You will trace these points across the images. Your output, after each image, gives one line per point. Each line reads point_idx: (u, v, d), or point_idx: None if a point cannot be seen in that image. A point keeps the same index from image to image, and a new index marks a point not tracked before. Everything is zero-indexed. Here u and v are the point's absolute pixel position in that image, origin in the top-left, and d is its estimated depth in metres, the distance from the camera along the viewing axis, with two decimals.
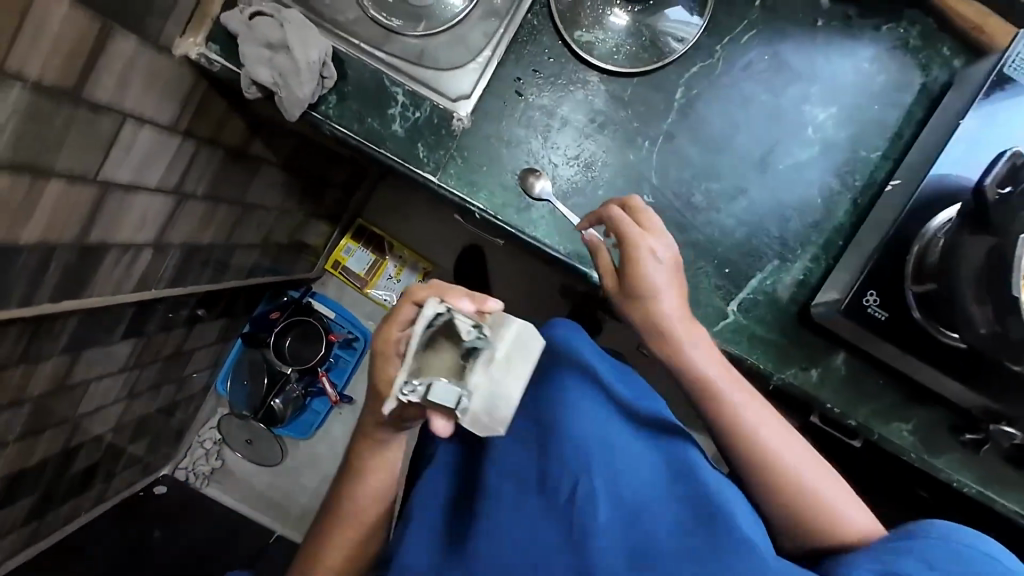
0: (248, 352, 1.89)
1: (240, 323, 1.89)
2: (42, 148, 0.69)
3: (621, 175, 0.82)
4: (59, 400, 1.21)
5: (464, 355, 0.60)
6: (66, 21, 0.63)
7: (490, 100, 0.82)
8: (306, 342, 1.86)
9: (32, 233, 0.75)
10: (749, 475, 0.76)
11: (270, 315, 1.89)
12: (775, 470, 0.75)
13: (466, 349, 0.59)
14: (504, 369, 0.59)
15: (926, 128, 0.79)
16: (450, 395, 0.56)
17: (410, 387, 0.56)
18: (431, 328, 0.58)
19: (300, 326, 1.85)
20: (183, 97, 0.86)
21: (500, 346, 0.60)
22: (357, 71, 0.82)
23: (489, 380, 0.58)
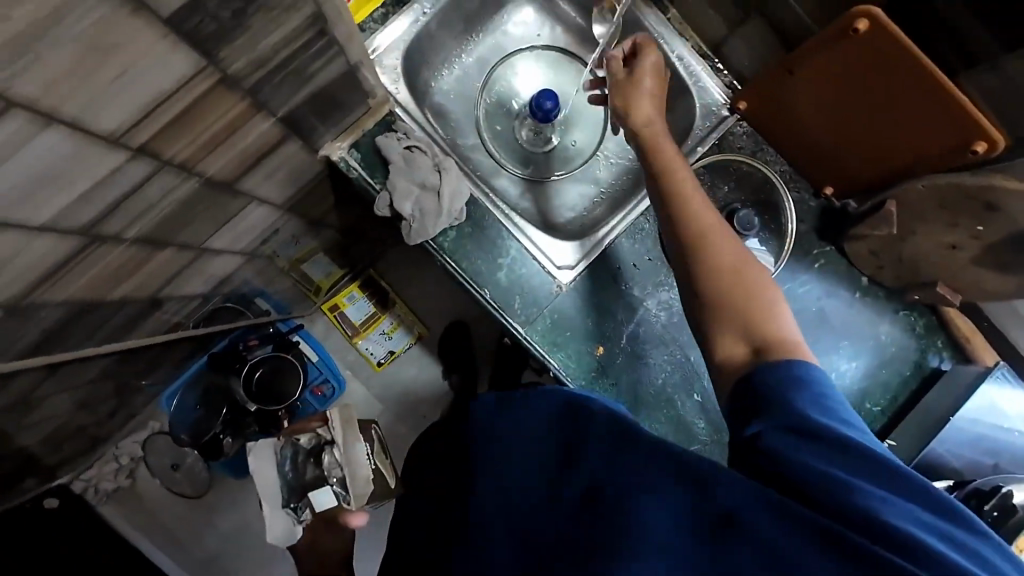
0: (209, 375, 1.67)
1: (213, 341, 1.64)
2: (176, 224, 0.68)
3: (679, 372, 0.93)
4: (12, 412, 1.06)
5: (320, 450, 0.78)
6: (261, 133, 0.65)
7: (589, 276, 0.93)
8: (277, 380, 1.67)
9: (119, 290, 0.71)
10: (712, 282, 0.65)
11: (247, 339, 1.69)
12: (710, 230, 0.69)
13: (319, 449, 0.78)
14: (345, 448, 0.78)
15: (917, 403, 0.97)
16: (330, 493, 0.75)
17: (286, 514, 0.74)
18: (291, 461, 0.78)
19: (276, 363, 1.66)
20: (303, 182, 0.88)
21: (338, 435, 0.78)
22: (481, 216, 0.89)
23: (342, 453, 0.78)
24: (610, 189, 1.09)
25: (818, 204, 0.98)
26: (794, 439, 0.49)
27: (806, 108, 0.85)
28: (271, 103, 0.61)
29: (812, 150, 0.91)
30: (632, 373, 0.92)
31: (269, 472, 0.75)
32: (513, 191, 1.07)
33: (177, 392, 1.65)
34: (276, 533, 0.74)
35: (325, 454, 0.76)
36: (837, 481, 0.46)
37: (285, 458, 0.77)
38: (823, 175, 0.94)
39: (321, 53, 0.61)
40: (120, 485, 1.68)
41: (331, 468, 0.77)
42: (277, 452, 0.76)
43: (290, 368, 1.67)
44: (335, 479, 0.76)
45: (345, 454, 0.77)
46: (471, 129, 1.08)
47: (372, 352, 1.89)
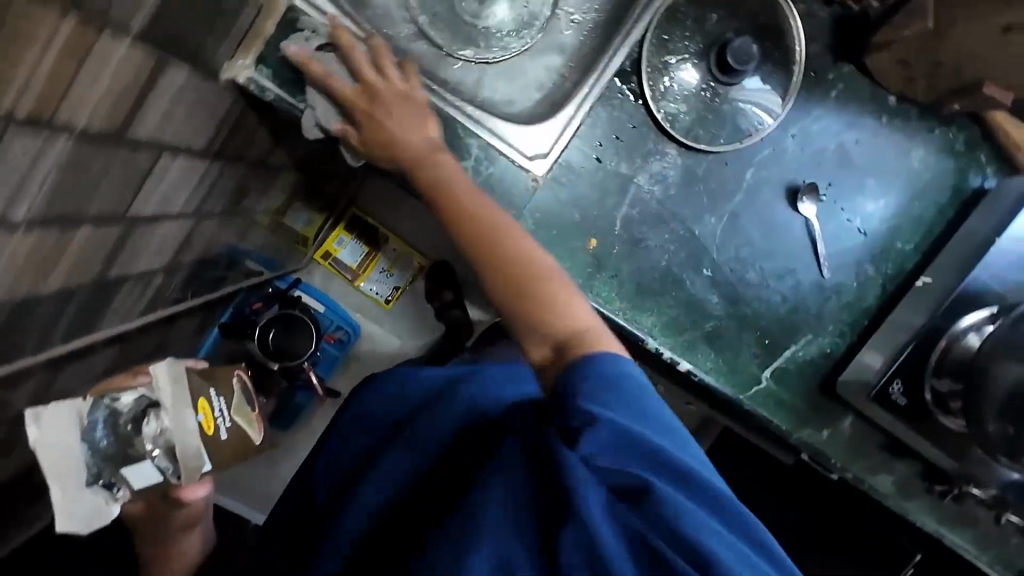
0: (225, 344, 1.68)
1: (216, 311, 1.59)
2: (77, 196, 0.59)
3: (684, 249, 0.84)
4: None
5: (137, 414, 0.56)
6: (124, 59, 0.53)
7: (568, 162, 0.81)
8: (292, 334, 1.67)
9: (56, 279, 0.65)
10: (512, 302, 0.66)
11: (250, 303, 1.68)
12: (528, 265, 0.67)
13: (141, 411, 0.56)
14: (175, 410, 0.57)
15: (956, 231, 0.87)
16: (156, 466, 0.55)
17: (93, 492, 0.52)
18: (92, 433, 0.52)
19: (286, 318, 1.67)
20: (221, 120, 0.77)
21: (165, 393, 0.57)
22: (430, 117, 0.77)
23: (172, 417, 0.56)
24: (580, 53, 0.92)
25: (830, 14, 0.80)
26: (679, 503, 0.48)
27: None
28: (115, 14, 0.48)
29: None
30: (633, 261, 0.84)
31: (67, 437, 0.51)
32: (468, 81, 0.91)
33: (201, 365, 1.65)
34: (76, 518, 0.51)
35: (154, 417, 0.55)
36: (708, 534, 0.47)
37: (95, 423, 0.53)
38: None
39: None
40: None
41: (155, 434, 0.55)
42: (82, 417, 0.52)
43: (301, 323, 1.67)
44: (159, 450, 0.56)
45: (172, 423, 0.56)
46: (401, 13, 0.90)
47: (377, 291, 1.86)
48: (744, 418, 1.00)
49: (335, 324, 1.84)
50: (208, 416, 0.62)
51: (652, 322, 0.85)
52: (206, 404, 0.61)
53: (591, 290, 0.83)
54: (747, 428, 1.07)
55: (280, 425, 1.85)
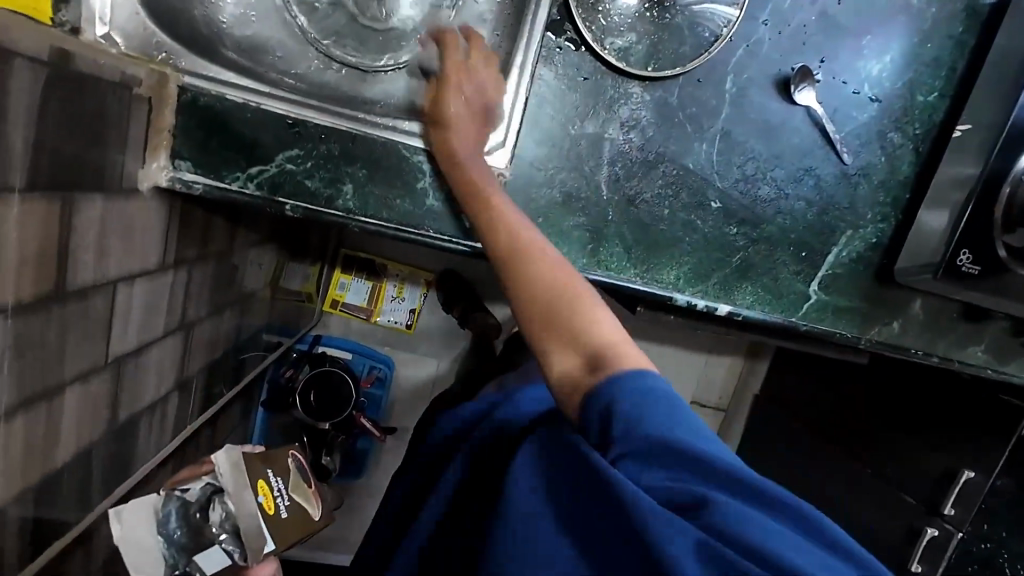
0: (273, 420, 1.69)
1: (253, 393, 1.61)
2: (47, 367, 0.56)
3: (684, 190, 0.76)
4: None
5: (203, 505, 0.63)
6: (24, 217, 0.48)
7: (529, 143, 0.72)
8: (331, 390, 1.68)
9: (65, 448, 0.63)
10: (543, 283, 0.54)
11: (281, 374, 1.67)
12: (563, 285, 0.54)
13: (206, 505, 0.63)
14: (235, 493, 0.63)
15: (983, 60, 0.75)
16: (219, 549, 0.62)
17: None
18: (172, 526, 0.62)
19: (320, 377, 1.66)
20: (166, 229, 0.72)
21: (226, 478, 0.63)
22: (368, 149, 0.70)
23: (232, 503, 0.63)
24: (502, 18, 0.82)
25: None
26: (623, 400, 0.43)
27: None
28: None
29: None
30: (635, 223, 0.76)
31: (150, 526, 0.61)
32: (396, 91, 0.83)
33: None
34: None
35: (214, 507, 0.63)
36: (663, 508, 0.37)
37: (169, 514, 0.62)
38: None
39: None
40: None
41: (222, 519, 0.63)
42: (160, 514, 0.61)
43: (335, 376, 1.66)
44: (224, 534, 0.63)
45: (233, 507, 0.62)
46: (301, 45, 0.81)
47: (395, 320, 1.83)
48: (802, 336, 0.92)
49: (366, 363, 1.82)
50: (266, 497, 0.65)
51: (674, 277, 0.78)
52: (265, 484, 0.65)
53: (598, 268, 0.76)
54: (811, 344, 0.99)
55: (352, 473, 1.88)
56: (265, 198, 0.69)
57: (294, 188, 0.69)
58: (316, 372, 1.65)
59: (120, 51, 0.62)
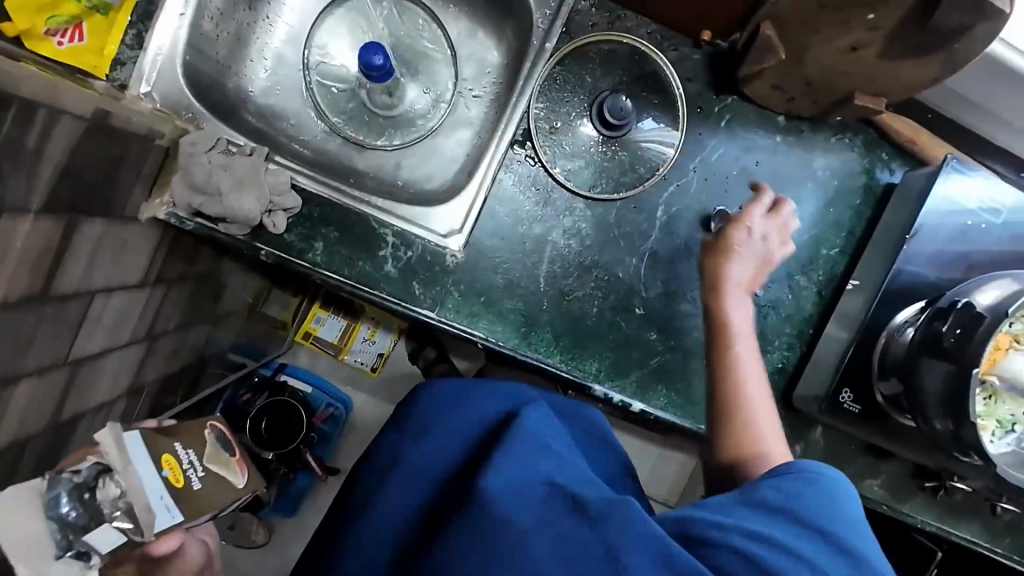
0: None
1: (205, 410, 1.62)
2: (10, 357, 0.63)
3: (612, 294, 0.86)
4: None
5: None
6: (32, 232, 0.57)
7: (484, 232, 0.84)
8: (285, 421, 1.68)
9: (3, 435, 0.68)
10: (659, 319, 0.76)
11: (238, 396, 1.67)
12: None
13: None
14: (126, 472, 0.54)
15: (875, 229, 0.88)
16: None
17: None
18: None
19: (277, 406, 1.67)
20: (152, 252, 0.82)
21: (111, 457, 0.54)
22: (343, 215, 0.81)
23: None
24: (486, 124, 0.96)
25: (702, 56, 0.85)
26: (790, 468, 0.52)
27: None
28: (14, 198, 0.53)
29: None
30: (564, 317, 0.86)
31: None
32: (383, 168, 0.96)
33: None
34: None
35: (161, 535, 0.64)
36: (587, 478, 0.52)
37: None
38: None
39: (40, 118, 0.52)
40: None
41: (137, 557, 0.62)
42: None
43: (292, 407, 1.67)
44: None
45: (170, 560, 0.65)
46: (312, 118, 0.95)
47: (362, 362, 1.87)
48: None
49: (325, 396, 1.84)
50: (174, 469, 0.59)
51: (596, 368, 0.87)
52: (172, 458, 0.59)
53: (525, 350, 0.85)
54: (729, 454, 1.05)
55: (286, 512, 1.81)
56: (246, 242, 0.79)
57: (273, 237, 0.79)
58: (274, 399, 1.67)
59: (154, 106, 0.75)
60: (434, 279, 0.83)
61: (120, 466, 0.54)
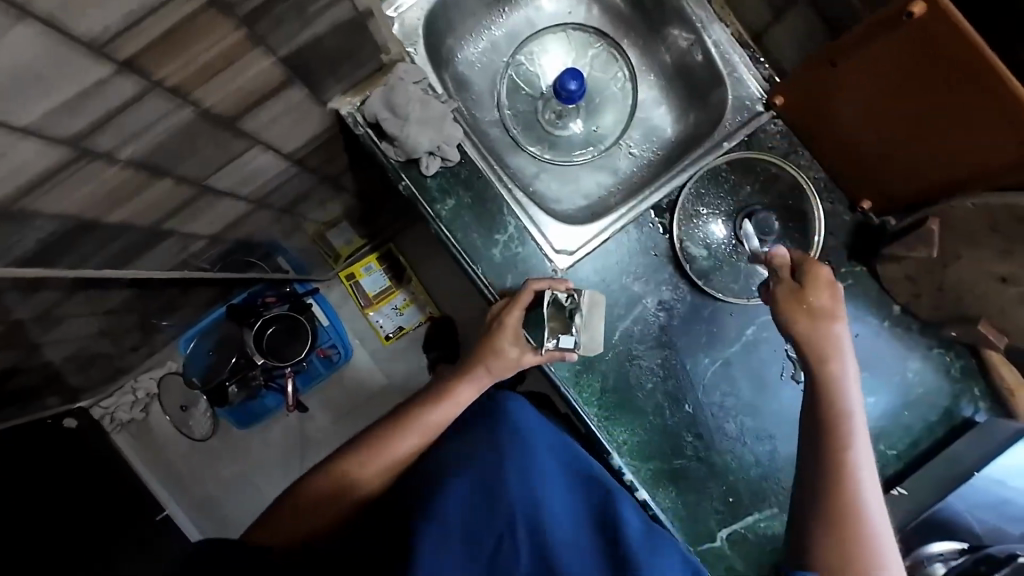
0: (224, 324, 1.66)
1: (233, 291, 1.65)
2: (175, 156, 0.70)
3: (670, 379, 0.87)
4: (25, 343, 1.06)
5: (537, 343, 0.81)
6: (262, 70, 0.65)
7: (591, 266, 0.88)
8: (289, 340, 1.66)
9: (122, 213, 0.74)
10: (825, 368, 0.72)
11: (264, 297, 1.67)
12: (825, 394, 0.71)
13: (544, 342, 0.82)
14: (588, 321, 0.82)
15: (940, 454, 0.87)
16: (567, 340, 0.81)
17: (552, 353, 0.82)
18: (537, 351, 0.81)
19: (289, 324, 1.65)
20: (313, 136, 0.89)
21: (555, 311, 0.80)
22: (482, 189, 0.86)
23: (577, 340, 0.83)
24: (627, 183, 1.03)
25: (853, 219, 0.89)
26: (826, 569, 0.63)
27: (834, 105, 0.77)
28: (273, 40, 0.61)
29: (832, 137, 0.83)
30: (619, 376, 0.87)
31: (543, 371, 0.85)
32: (526, 171, 1.03)
33: (195, 336, 1.68)
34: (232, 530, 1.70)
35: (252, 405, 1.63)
36: (523, 458, 0.73)
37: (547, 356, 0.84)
38: (813, 292, 0.74)
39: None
40: (134, 416, 1.72)
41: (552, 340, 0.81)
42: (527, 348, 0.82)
43: (301, 329, 1.65)
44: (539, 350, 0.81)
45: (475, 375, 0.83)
46: (491, 101, 1.04)
47: (382, 325, 1.87)
48: None
49: (334, 338, 1.82)
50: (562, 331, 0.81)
51: (623, 439, 0.86)
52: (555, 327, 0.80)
53: (569, 387, 0.86)
54: None
55: (238, 422, 1.76)
56: (394, 168, 0.85)
57: (416, 175, 0.86)
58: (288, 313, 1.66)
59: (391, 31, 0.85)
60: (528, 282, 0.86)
61: (584, 312, 0.82)
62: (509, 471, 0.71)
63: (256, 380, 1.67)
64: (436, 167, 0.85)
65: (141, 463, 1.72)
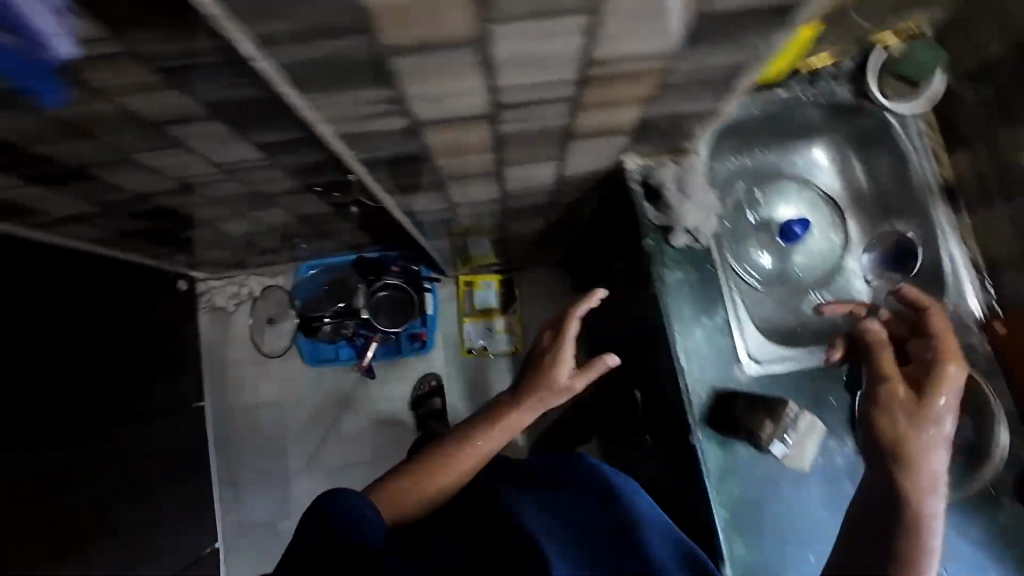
0: (342, 271, 2.03)
1: (370, 248, 1.99)
2: (520, 143, 0.85)
3: (805, 519, 0.91)
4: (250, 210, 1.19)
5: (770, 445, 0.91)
6: (633, 116, 0.80)
7: (772, 382, 0.95)
8: (390, 308, 1.99)
9: (446, 163, 0.89)
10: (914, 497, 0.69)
11: (390, 265, 2.00)
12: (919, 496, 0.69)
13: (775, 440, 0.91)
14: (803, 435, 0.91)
15: None
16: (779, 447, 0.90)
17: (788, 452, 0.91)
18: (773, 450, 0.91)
19: (396, 295, 1.99)
20: (585, 173, 1.04)
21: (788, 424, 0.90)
22: (710, 278, 0.98)
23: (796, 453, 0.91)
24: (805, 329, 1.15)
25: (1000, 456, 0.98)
26: None
27: None
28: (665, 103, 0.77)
29: None
30: (762, 493, 0.91)
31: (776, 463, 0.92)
32: None
33: (317, 269, 2.05)
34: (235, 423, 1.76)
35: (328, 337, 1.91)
36: (636, 496, 0.79)
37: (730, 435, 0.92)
38: (926, 419, 0.76)
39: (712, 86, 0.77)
40: (225, 306, 2.07)
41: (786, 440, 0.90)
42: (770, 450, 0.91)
43: (410, 304, 1.99)
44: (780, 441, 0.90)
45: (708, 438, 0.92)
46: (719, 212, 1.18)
47: (472, 339, 2.11)
48: None
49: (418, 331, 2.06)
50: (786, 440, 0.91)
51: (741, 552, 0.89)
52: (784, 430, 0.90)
53: (715, 479, 0.91)
54: None
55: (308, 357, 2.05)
56: (646, 226, 0.99)
57: (661, 240, 0.98)
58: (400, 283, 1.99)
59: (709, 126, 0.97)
60: (716, 372, 0.95)
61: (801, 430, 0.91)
62: (625, 504, 0.77)
63: (347, 329, 1.97)
64: (688, 240, 0.96)
65: (206, 345, 2.05)
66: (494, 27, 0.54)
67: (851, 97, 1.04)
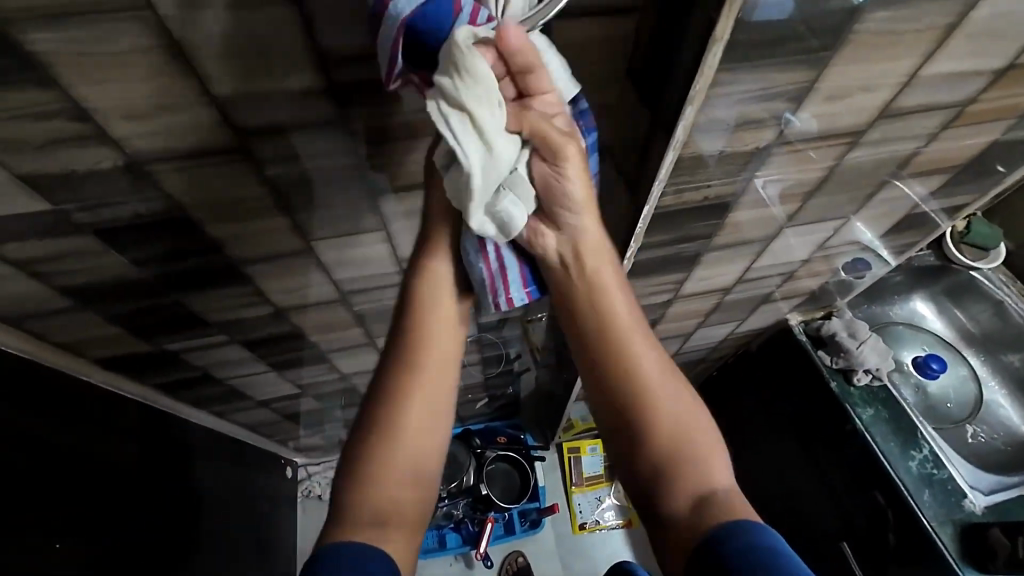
0: (449, 441, 1.85)
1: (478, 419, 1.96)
2: (726, 306, 1.08)
3: None
4: None
5: None
6: None
7: (1000, 510, 1.03)
8: (502, 482, 1.83)
9: (665, 327, 1.09)
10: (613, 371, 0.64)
11: (497, 437, 1.93)
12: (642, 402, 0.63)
13: None
14: None
15: None
16: None
17: None
18: None
19: (509, 471, 1.84)
20: (750, 328, 1.26)
21: None
22: (897, 409, 1.11)
23: None
24: (969, 457, 1.24)
25: None
26: None
27: None
28: None
29: None
30: None
31: None
32: None
33: None
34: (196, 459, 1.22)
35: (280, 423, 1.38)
36: None
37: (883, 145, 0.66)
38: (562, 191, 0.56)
39: (880, 251, 1.06)
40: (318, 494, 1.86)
41: None
42: None
43: (520, 480, 1.83)
44: None
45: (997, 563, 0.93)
46: None
47: (582, 511, 2.00)
48: None
49: (531, 510, 1.94)
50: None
51: None
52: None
53: None
54: None
55: None
56: (827, 371, 1.17)
57: (844, 382, 1.15)
58: (515, 455, 1.85)
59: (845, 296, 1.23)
60: (948, 502, 1.03)
61: None
62: None
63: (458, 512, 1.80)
64: (866, 377, 1.14)
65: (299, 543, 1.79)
66: (785, 225, 0.82)
67: (935, 260, 1.33)
